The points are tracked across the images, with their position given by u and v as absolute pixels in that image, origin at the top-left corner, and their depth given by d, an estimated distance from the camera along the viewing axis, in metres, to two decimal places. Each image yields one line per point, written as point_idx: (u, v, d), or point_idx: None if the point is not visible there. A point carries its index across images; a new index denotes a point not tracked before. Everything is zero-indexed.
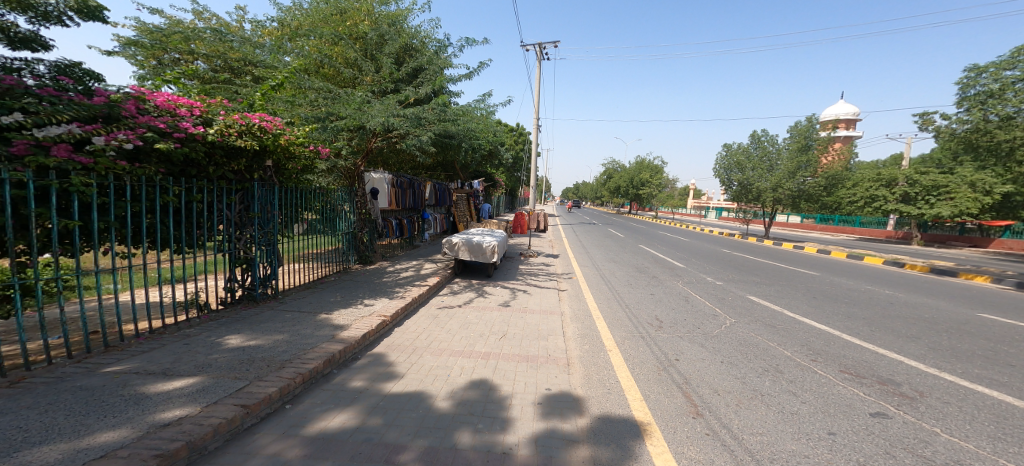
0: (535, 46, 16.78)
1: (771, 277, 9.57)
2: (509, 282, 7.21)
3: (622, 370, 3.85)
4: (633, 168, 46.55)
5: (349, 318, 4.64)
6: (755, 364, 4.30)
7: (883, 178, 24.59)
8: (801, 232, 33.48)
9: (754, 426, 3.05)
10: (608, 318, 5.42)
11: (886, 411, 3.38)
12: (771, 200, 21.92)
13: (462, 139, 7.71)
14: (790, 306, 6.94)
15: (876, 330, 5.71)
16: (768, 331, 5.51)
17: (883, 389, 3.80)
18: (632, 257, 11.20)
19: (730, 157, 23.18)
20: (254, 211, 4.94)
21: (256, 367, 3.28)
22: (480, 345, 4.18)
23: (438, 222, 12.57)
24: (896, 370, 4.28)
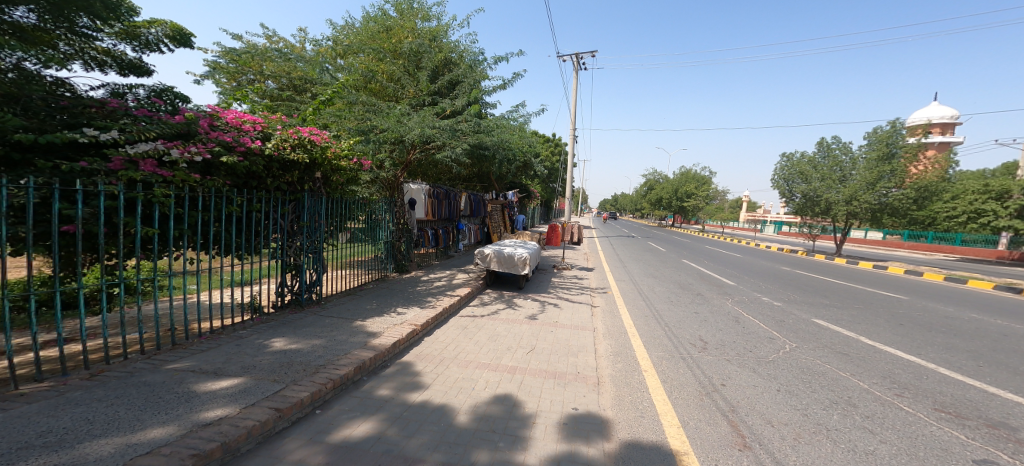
0: (573, 56, 16.71)
1: (843, 299, 8.61)
2: (541, 295, 7.07)
3: (657, 392, 3.58)
4: (677, 179, 44.67)
5: (382, 325, 4.75)
6: (820, 396, 3.82)
7: (993, 191, 21.76)
8: (884, 249, 30.09)
9: (816, 465, 2.69)
10: (646, 336, 5.11)
11: (996, 459, 2.85)
12: (844, 214, 20.03)
13: (497, 150, 7.81)
14: (867, 332, 6.16)
15: (983, 366, 4.89)
16: (838, 359, 4.91)
17: (993, 435, 3.21)
18: (676, 272, 10.64)
19: (792, 167, 21.72)
20: (304, 220, 5.21)
21: (292, 371, 3.41)
22: (507, 359, 4.09)
23: (472, 233, 12.74)
24: (1005, 413, 3.61)
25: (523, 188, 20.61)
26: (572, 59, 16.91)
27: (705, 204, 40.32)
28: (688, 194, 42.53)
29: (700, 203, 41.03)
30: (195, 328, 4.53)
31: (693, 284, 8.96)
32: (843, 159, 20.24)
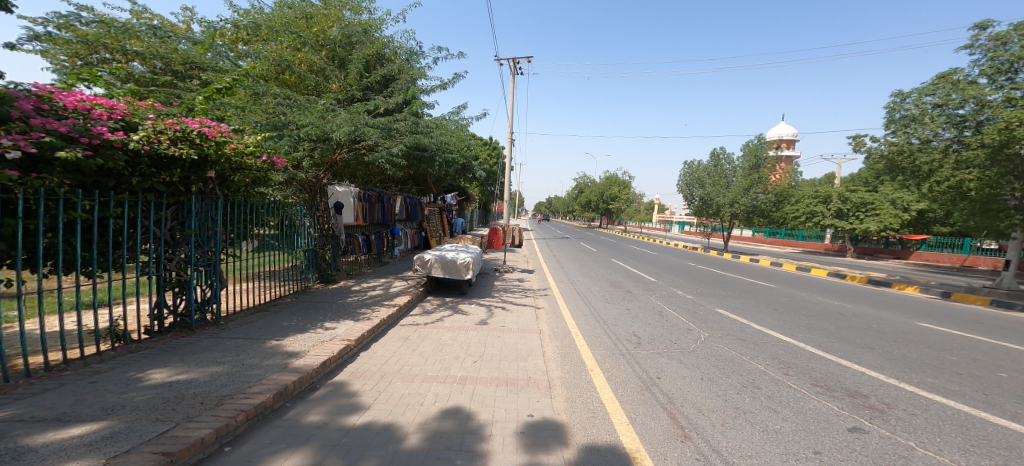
0: (511, 60, 16.77)
1: (735, 290, 9.82)
2: (485, 300, 6.94)
3: (605, 391, 3.69)
4: (604, 183, 47.49)
5: (306, 344, 4.25)
6: (733, 381, 4.27)
7: (820, 195, 26.91)
8: (755, 245, 35.32)
9: (742, 448, 2.96)
10: (588, 336, 5.28)
11: (863, 426, 3.40)
12: (728, 215, 23.04)
13: (434, 152, 7.56)
14: (755, 318, 7.10)
15: (835, 341, 5.91)
16: (741, 344, 5.57)
17: (854, 403, 3.85)
18: (605, 271, 11.24)
19: (691, 174, 24.35)
20: (189, 228, 4.44)
21: (183, 406, 2.85)
22: (456, 368, 3.92)
23: (410, 238, 12.16)
24: (861, 382, 4.38)
25: (461, 192, 20.36)
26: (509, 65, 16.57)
27: (626, 205, 43.57)
28: (608, 197, 45.47)
29: (622, 205, 43.92)
30: (32, 364, 3.60)
31: (623, 282, 9.54)
32: (729, 169, 23.16)
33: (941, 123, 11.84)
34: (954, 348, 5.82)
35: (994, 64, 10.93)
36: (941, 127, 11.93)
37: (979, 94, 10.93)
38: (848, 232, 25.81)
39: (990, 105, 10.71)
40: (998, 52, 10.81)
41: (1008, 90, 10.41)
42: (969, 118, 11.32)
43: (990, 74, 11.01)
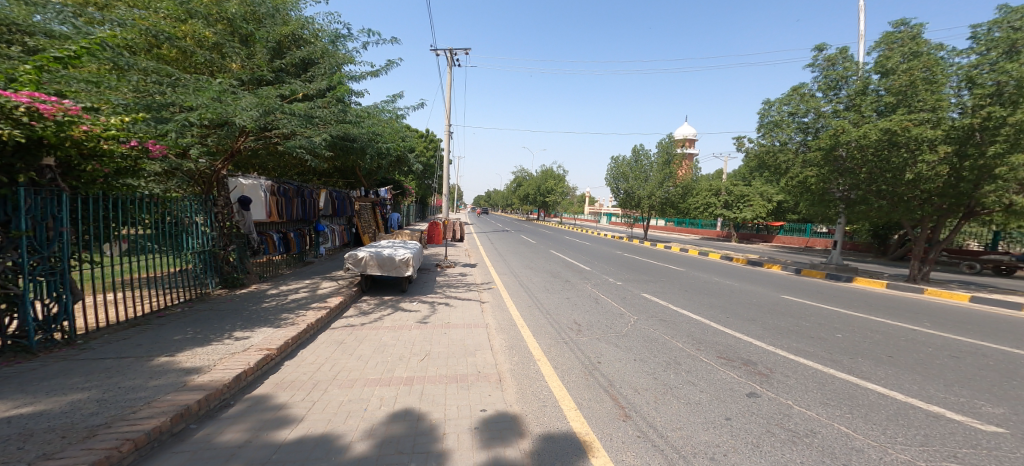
0: (447, 50, 16.25)
1: (655, 275, 10.66)
2: (428, 297, 6.73)
3: (553, 379, 3.77)
4: (541, 177, 48.39)
5: (209, 358, 3.74)
6: (659, 359, 4.62)
7: (714, 189, 30.33)
8: (666, 233, 38.73)
9: (672, 421, 3.21)
10: (532, 326, 5.37)
11: (756, 390, 3.88)
12: (648, 207, 24.91)
13: (361, 142, 7.15)
14: (672, 300, 7.77)
15: (728, 316, 6.70)
16: (663, 325, 6.05)
17: (747, 370, 4.38)
18: (545, 262, 11.48)
19: (617, 168, 25.83)
20: (18, 229, 3.47)
21: (35, 443, 2.32)
22: (400, 369, 3.75)
23: (338, 234, 11.35)
24: (757, 351, 4.99)
25: (399, 185, 19.66)
26: (447, 55, 16.12)
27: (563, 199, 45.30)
28: (545, 192, 46.46)
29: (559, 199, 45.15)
30: None
31: (562, 272, 9.86)
32: (647, 163, 24.85)
33: (791, 129, 13.56)
34: (813, 316, 6.94)
35: (826, 81, 12.84)
36: (794, 132, 13.60)
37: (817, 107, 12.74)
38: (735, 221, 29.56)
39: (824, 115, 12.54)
40: (829, 70, 12.67)
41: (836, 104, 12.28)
42: (812, 125, 13.12)
43: (824, 89, 12.92)
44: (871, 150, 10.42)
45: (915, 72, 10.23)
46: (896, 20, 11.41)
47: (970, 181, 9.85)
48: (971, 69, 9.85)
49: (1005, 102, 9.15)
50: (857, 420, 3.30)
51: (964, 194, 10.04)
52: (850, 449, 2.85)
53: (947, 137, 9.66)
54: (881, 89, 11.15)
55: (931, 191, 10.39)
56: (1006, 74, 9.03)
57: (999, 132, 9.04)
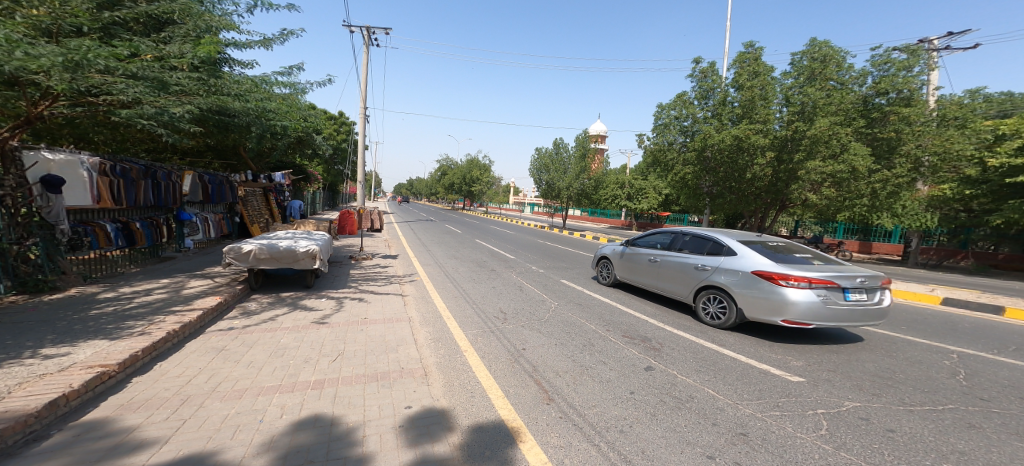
0: (363, 27, 15.13)
1: (571, 261, 11.20)
2: (339, 292, 6.27)
3: (480, 369, 3.75)
4: (464, 165, 47.99)
5: (17, 381, 2.94)
6: (577, 342, 4.83)
7: (621, 183, 32.89)
8: (579, 222, 41.23)
9: (589, 399, 3.38)
10: (457, 316, 5.30)
11: (652, 364, 4.25)
12: (565, 198, 26.10)
13: (244, 114, 6.43)
14: (587, 284, 8.20)
15: (631, 297, 7.25)
16: (579, 309, 6.34)
17: (644, 347, 4.76)
18: (472, 251, 11.39)
19: (540, 160, 26.60)
20: None
21: None
22: (306, 373, 3.42)
23: (212, 225, 10.03)
24: (653, 329, 5.47)
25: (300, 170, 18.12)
26: (363, 33, 15.03)
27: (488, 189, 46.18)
28: (469, 181, 46.44)
29: (483, 188, 45.62)
30: None
31: (487, 261, 9.88)
32: (566, 156, 25.87)
33: (675, 131, 14.22)
34: None
35: (699, 90, 13.89)
36: (677, 134, 14.29)
37: (694, 113, 13.60)
38: (636, 211, 32.43)
39: (699, 121, 13.51)
40: (702, 81, 13.81)
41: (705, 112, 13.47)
42: (691, 129, 13.90)
43: (697, 97, 13.95)
44: (726, 153, 12.38)
45: (754, 89, 12.03)
46: (746, 42, 13.12)
47: (783, 182, 12.40)
48: (789, 89, 12.00)
49: (804, 119, 11.38)
50: (718, 382, 3.82)
51: (779, 191, 12.66)
52: (717, 409, 3.27)
53: (770, 144, 11.75)
54: (735, 101, 12.73)
55: (761, 188, 12.83)
56: (806, 97, 11.29)
57: (801, 143, 11.32)
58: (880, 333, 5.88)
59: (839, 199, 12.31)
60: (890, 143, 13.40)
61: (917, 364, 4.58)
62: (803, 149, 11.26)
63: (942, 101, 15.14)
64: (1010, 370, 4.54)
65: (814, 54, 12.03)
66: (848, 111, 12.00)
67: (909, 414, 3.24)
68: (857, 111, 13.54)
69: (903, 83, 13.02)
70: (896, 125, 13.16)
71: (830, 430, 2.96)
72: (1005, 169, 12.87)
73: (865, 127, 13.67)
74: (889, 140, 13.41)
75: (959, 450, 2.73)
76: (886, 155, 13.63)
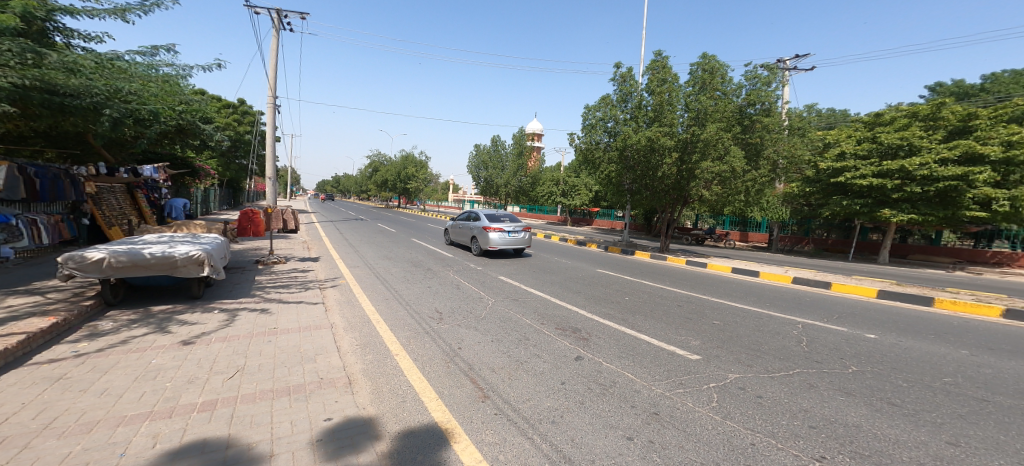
0: (271, 10, 13.96)
1: (511, 258, 11.25)
2: (237, 303, 5.68)
3: (412, 372, 3.63)
4: (397, 161, 46.45)
5: None
6: (513, 337, 4.87)
7: (557, 180, 34.01)
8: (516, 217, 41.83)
9: (524, 393, 3.42)
10: (386, 320, 5.08)
11: (582, 354, 4.40)
12: (504, 195, 26.32)
13: (89, 97, 5.61)
14: (524, 280, 8.30)
15: (565, 290, 7.46)
16: (517, 304, 6.40)
17: (575, 338, 4.91)
18: (405, 251, 11.04)
19: (478, 157, 26.51)
20: None
21: None
22: (194, 394, 3.03)
23: (49, 228, 8.61)
24: (584, 319, 5.68)
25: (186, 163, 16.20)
26: (273, 15, 13.86)
27: (424, 186, 45.36)
28: (404, 178, 45.08)
29: (419, 185, 44.59)
30: None
31: (422, 260, 9.63)
32: (504, 153, 26.00)
33: (601, 131, 14.86)
34: (622, 284, 8.30)
35: (619, 93, 14.66)
36: (602, 134, 14.94)
37: (616, 115, 14.35)
38: (570, 207, 33.65)
39: (620, 122, 14.28)
40: (621, 85, 14.58)
41: (626, 114, 14.25)
42: (615, 130, 14.63)
43: (617, 99, 14.72)
44: (641, 152, 13.34)
45: (662, 94, 12.98)
46: (655, 51, 14.10)
47: (685, 180, 13.21)
48: (688, 97, 12.95)
49: (700, 123, 12.53)
50: (637, 366, 4.08)
51: (682, 188, 13.37)
52: (635, 392, 3.50)
53: (675, 146, 12.68)
54: (649, 105, 13.63)
55: (669, 186, 13.65)
56: (701, 103, 12.38)
57: (696, 146, 12.42)
58: (775, 312, 6.64)
59: (723, 195, 13.44)
60: (756, 148, 14.01)
61: (776, 335, 5.38)
62: (698, 151, 12.39)
63: (789, 113, 17.87)
64: (832, 334, 5.54)
65: (705, 66, 13.08)
66: (731, 119, 13.31)
67: (772, 380, 3.84)
68: (736, 117, 14.07)
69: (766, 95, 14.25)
70: (759, 132, 14.20)
71: (720, 402, 3.36)
72: (829, 171, 18.04)
73: (740, 133, 14.11)
74: (756, 145, 13.99)
75: (806, 409, 3.29)
76: (753, 159, 14.21)
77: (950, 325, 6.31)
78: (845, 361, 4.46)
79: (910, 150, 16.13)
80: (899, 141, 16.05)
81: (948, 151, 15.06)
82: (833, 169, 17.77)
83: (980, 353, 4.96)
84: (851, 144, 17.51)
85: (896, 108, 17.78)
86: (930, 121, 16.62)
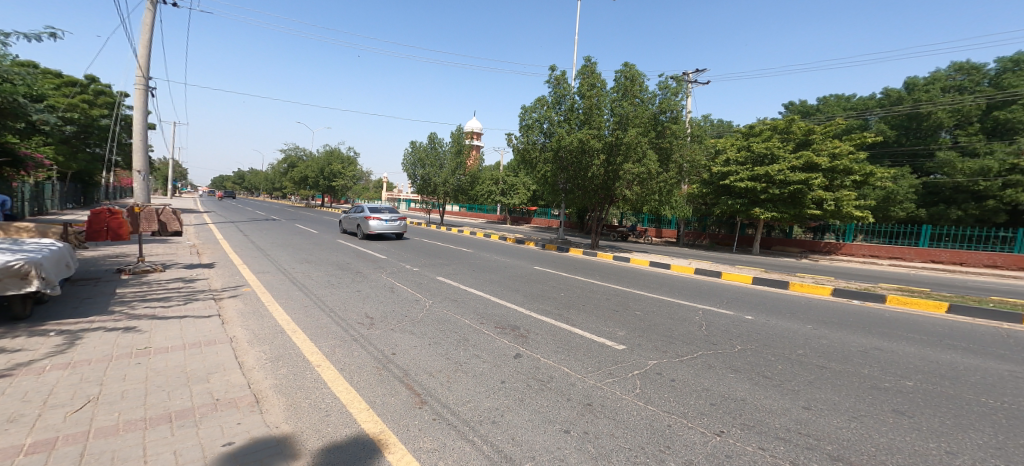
0: None
1: (448, 258, 11.04)
2: (100, 320, 4.78)
3: (337, 383, 3.37)
4: (320, 157, 43.54)
5: None
6: (452, 338, 4.74)
7: (498, 180, 34.29)
8: (455, 217, 41.19)
9: (464, 396, 3.32)
10: (306, 330, 4.67)
11: (521, 351, 4.39)
12: (442, 194, 25.82)
13: None
14: (462, 279, 8.16)
15: (503, 289, 7.43)
16: (455, 305, 6.26)
17: (513, 336, 4.90)
18: (329, 254, 10.32)
19: (415, 154, 25.72)
20: None
21: None
22: (31, 433, 2.47)
23: None
24: (522, 317, 5.69)
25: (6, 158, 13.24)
26: None
27: (351, 183, 43.26)
28: (330, 174, 42.58)
29: (347, 182, 42.40)
30: None
31: (349, 263, 9.07)
32: (441, 151, 25.54)
33: (537, 131, 15.07)
34: (556, 280, 8.47)
35: (553, 96, 15.04)
36: (538, 134, 15.17)
37: (551, 116, 14.68)
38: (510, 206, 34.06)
39: (554, 123, 14.66)
40: (556, 88, 14.93)
41: (560, 116, 14.66)
42: (550, 132, 14.96)
43: (552, 102, 15.08)
44: (573, 153, 13.82)
45: (592, 99, 13.59)
46: (586, 57, 14.66)
47: (611, 180, 14.08)
48: (614, 103, 13.66)
49: (624, 128, 13.31)
50: (572, 360, 4.16)
51: (609, 188, 14.20)
52: (570, 385, 3.56)
53: (602, 148, 13.41)
54: (580, 108, 14.16)
55: (598, 186, 14.44)
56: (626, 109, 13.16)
57: (620, 149, 13.30)
58: (694, 302, 7.15)
59: (644, 196, 14.36)
60: (667, 153, 14.54)
61: (683, 320, 5.87)
62: (622, 154, 13.25)
63: (692, 121, 19.80)
64: (727, 317, 6.19)
65: (625, 74, 13.86)
66: (650, 125, 14.19)
67: (687, 366, 4.13)
68: (650, 124, 14.20)
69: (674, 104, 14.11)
70: (669, 139, 14.43)
71: (643, 389, 3.53)
72: (718, 175, 20.63)
73: (653, 139, 14.42)
74: (666, 150, 14.61)
75: (709, 388, 3.61)
76: (664, 163, 14.82)
77: (835, 308, 7.27)
78: (732, 341, 5.00)
79: (771, 159, 19.10)
80: (766, 151, 18.91)
81: (795, 161, 18.24)
82: (721, 173, 20.41)
83: (857, 331, 5.76)
84: (733, 151, 20.31)
85: (763, 121, 20.69)
86: (785, 134, 19.89)
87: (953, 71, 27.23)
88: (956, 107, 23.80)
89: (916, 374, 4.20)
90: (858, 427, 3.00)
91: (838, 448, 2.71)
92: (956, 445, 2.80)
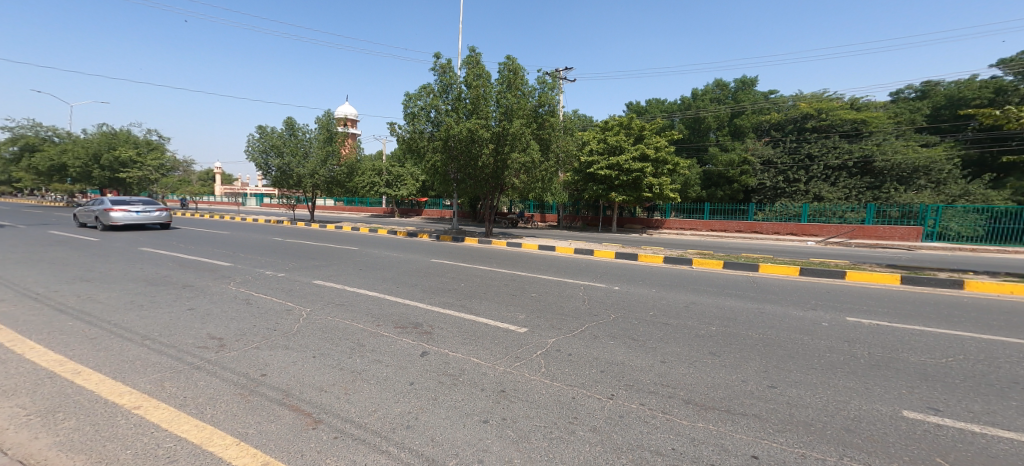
0: None
1: (328, 258, 9.98)
2: None
3: (185, 422, 2.72)
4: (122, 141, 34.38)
5: None
6: (344, 347, 4.26)
7: (377, 169, 32.26)
8: (332, 212, 37.60)
9: (367, 405, 3.00)
10: (127, 367, 3.64)
11: (426, 349, 4.17)
12: (310, 186, 23.14)
13: None
14: (347, 280, 7.43)
15: (397, 285, 6.99)
16: (341, 309, 5.65)
17: (417, 334, 4.63)
18: (160, 266, 8.35)
19: (266, 140, 22.09)
20: None
21: None
22: None
23: None
24: (423, 312, 5.43)
25: None
26: None
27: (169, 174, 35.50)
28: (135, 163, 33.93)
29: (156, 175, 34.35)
30: None
31: (192, 276, 7.47)
32: (306, 139, 22.85)
33: (424, 121, 14.48)
34: (448, 271, 8.28)
35: (439, 84, 14.61)
36: (425, 123, 14.57)
37: (437, 105, 14.25)
38: (396, 198, 32.58)
39: (441, 112, 14.28)
40: (442, 76, 14.52)
41: (447, 105, 14.34)
42: (438, 121, 14.51)
43: (438, 91, 14.64)
44: (462, 142, 13.69)
45: (478, 89, 13.61)
46: (470, 47, 14.55)
47: (500, 170, 14.39)
48: (499, 94, 13.91)
49: (509, 118, 13.68)
50: (480, 350, 4.10)
51: (498, 177, 14.53)
52: (481, 375, 3.51)
53: (490, 137, 13.56)
54: (467, 98, 14.08)
55: (487, 175, 14.63)
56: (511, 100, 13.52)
57: (507, 139, 13.62)
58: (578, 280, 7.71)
59: (530, 183, 15.11)
60: (547, 143, 15.33)
61: (570, 297, 6.32)
62: (508, 144, 13.61)
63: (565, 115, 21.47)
64: (599, 290, 6.83)
65: (507, 67, 14.22)
66: (532, 116, 14.86)
67: (581, 340, 4.41)
68: (531, 116, 14.83)
69: (547, 98, 14.95)
70: (549, 130, 15.17)
71: (547, 368, 3.66)
72: (584, 164, 22.78)
73: (536, 129, 15.07)
74: (545, 140, 15.35)
75: (597, 358, 3.91)
76: (544, 152, 15.65)
77: (687, 273, 8.65)
78: (609, 312, 5.53)
79: (619, 149, 21.88)
80: (616, 143, 21.60)
81: (633, 152, 21.22)
82: (586, 162, 22.64)
83: (704, 291, 6.93)
84: (595, 143, 22.72)
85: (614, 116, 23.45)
86: (627, 129, 22.76)
87: (715, 86, 35.12)
88: (716, 114, 31.82)
89: (750, 320, 5.24)
90: (717, 371, 3.59)
91: (689, 392, 3.18)
92: (784, 372, 3.56)
